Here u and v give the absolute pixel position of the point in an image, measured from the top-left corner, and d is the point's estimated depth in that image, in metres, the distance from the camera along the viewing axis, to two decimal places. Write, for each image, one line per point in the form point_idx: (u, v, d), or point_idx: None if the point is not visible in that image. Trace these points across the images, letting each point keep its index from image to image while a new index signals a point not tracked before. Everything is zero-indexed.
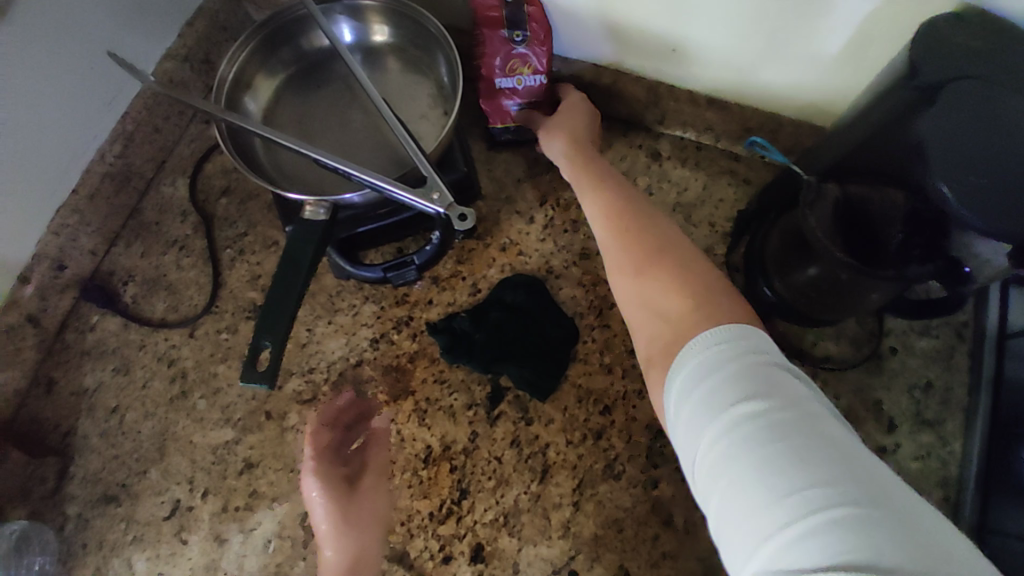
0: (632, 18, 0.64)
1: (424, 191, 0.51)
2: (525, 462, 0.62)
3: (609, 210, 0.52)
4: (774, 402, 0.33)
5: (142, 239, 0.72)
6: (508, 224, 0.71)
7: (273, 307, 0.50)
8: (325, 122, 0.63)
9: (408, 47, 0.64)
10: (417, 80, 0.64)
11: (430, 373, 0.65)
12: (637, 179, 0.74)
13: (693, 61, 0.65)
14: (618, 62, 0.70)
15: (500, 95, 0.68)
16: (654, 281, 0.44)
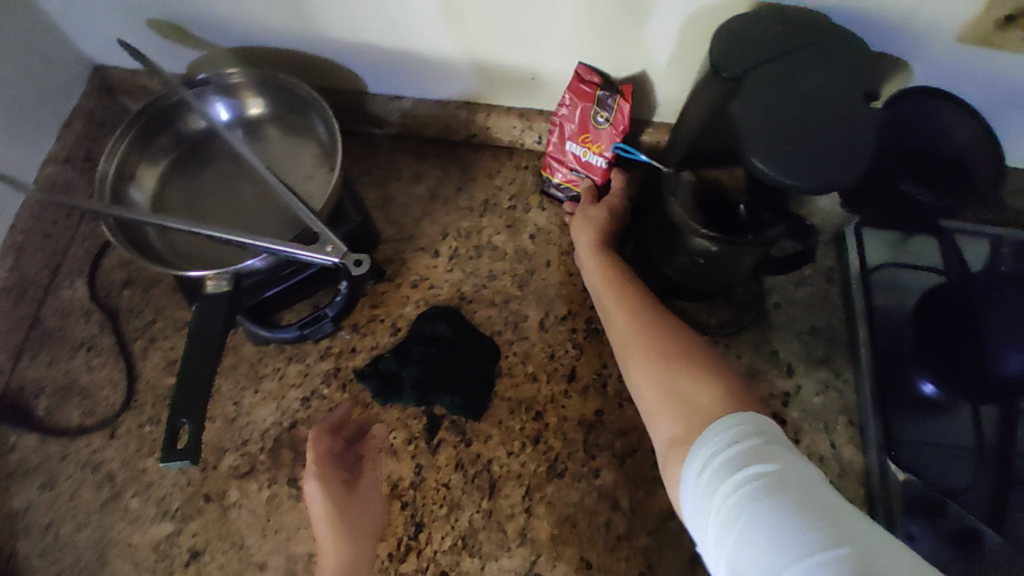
0: (486, 58, 0.70)
1: (319, 245, 0.54)
2: (473, 482, 0.65)
3: (635, 311, 0.60)
4: (769, 467, 0.39)
5: (47, 348, 0.70)
6: (415, 261, 0.75)
7: (188, 386, 0.51)
8: (215, 198, 0.65)
9: (285, 115, 0.68)
10: (300, 143, 0.67)
11: (366, 418, 0.67)
12: (528, 197, 0.79)
13: (550, 84, 0.72)
14: (487, 97, 0.75)
15: (563, 159, 0.72)
16: (681, 377, 0.52)
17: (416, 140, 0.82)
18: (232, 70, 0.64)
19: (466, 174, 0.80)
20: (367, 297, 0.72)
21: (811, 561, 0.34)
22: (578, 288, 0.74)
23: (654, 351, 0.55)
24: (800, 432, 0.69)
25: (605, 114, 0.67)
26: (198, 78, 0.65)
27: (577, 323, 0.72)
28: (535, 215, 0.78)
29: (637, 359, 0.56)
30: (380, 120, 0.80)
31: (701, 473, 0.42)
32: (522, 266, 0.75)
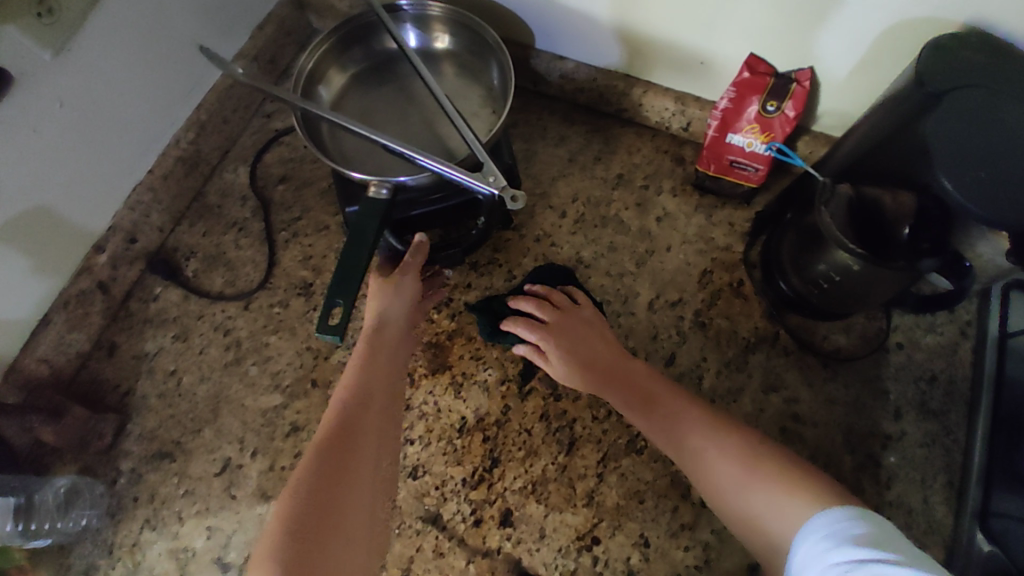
0: (662, 35, 0.70)
1: (482, 175, 0.56)
2: (554, 435, 0.67)
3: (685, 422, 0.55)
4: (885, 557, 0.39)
5: (205, 220, 0.78)
6: (542, 218, 0.77)
7: (342, 274, 0.55)
8: (384, 116, 0.69)
9: (464, 55, 0.71)
10: (471, 84, 0.70)
11: (466, 349, 0.70)
12: (662, 181, 0.78)
13: (719, 72, 0.71)
14: (650, 74, 0.76)
15: (726, 150, 0.71)
16: (762, 496, 0.48)
17: (566, 104, 0.84)
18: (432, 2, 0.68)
19: (607, 146, 0.81)
20: (491, 240, 0.75)
21: None
22: (693, 279, 0.74)
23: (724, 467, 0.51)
24: (894, 478, 0.67)
25: (775, 102, 0.66)
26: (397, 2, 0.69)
27: (686, 312, 0.72)
28: (666, 200, 0.78)
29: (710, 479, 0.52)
30: (537, 78, 0.82)
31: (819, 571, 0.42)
32: (643, 245, 0.75)
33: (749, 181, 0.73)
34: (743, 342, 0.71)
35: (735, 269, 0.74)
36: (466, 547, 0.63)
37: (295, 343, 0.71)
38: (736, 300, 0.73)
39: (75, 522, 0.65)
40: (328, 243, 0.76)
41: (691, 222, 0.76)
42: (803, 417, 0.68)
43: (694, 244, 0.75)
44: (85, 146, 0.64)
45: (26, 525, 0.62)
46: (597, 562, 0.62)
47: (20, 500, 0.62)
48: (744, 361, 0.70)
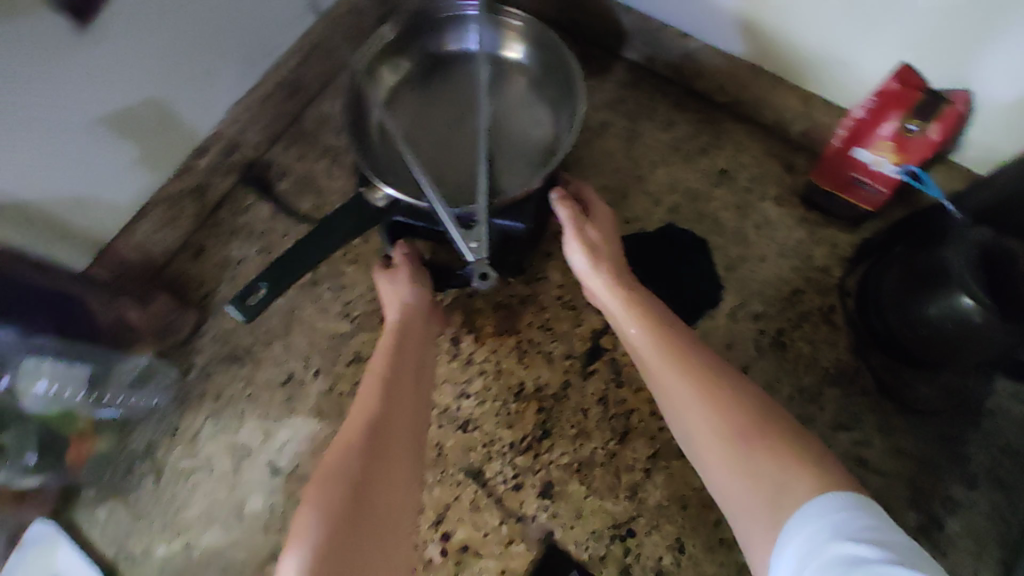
0: (808, 27, 0.65)
1: (468, 234, 0.56)
2: (609, 421, 0.66)
3: (678, 357, 0.53)
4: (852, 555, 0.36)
5: (300, 145, 0.79)
6: (634, 202, 0.74)
7: (285, 265, 0.60)
8: (438, 133, 0.69)
9: (541, 76, 0.71)
10: (538, 108, 0.70)
11: (537, 318, 0.70)
12: (768, 187, 0.74)
13: (853, 76, 0.66)
14: (777, 68, 0.71)
15: (850, 167, 0.67)
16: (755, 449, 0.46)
17: (677, 88, 0.79)
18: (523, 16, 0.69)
19: (717, 140, 0.76)
20: None
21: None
22: (781, 294, 0.70)
23: (710, 415, 0.49)
24: (950, 544, 0.62)
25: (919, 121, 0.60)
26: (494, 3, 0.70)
27: (766, 326, 0.69)
28: (769, 208, 0.74)
29: (699, 434, 0.50)
30: (654, 54, 0.77)
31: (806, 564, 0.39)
32: (736, 249, 0.72)
33: (865, 203, 0.69)
34: (822, 372, 0.67)
35: (828, 294, 0.70)
36: (503, 508, 0.64)
37: (370, 279, 0.73)
38: (822, 326, 0.69)
39: (145, 401, 0.68)
40: None
41: (791, 236, 0.72)
42: (870, 462, 0.65)
43: (788, 260, 0.72)
44: (197, 48, 0.65)
45: (99, 394, 0.63)
46: (628, 554, 0.62)
47: (86, 372, 0.61)
48: (818, 391, 0.67)
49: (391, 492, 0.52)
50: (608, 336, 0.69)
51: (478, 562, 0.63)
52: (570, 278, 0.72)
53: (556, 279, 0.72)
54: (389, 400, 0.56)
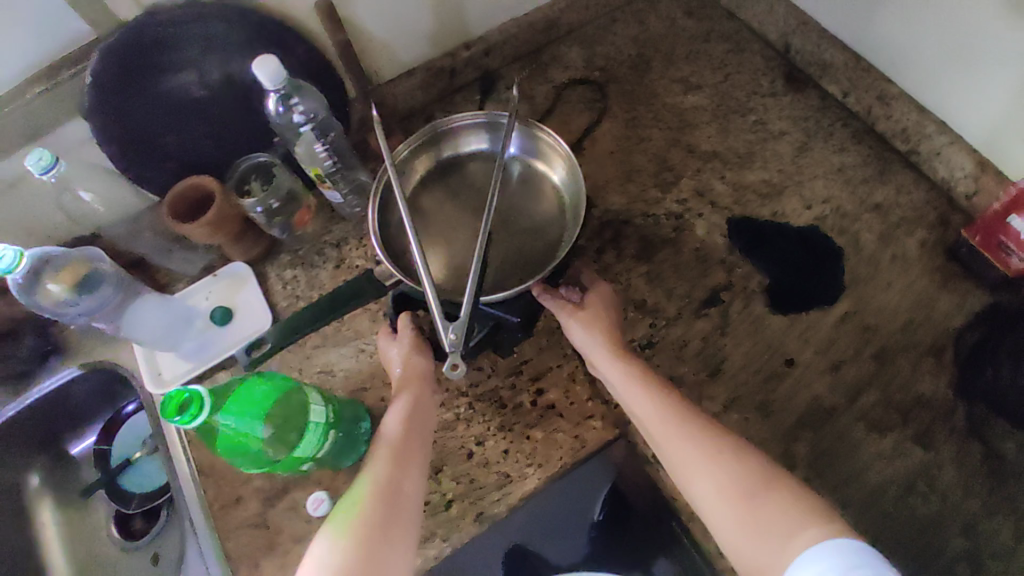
0: (988, 90, 0.74)
1: (449, 325, 0.61)
2: (704, 356, 0.76)
3: (677, 434, 0.61)
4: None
5: (532, 68, 0.96)
6: (788, 200, 0.84)
7: (295, 327, 0.73)
8: (453, 223, 0.80)
9: (564, 191, 0.79)
10: (551, 220, 0.79)
11: (672, 258, 0.82)
12: (916, 229, 0.81)
13: (1016, 145, 0.74)
14: (949, 120, 0.80)
15: (1000, 229, 0.73)
16: (758, 505, 0.54)
17: (858, 125, 0.89)
18: (560, 143, 0.78)
19: (881, 176, 0.85)
20: (737, 194, 0.85)
21: None
22: (899, 318, 0.76)
23: (714, 480, 0.57)
24: None
25: None
26: (532, 123, 0.80)
27: (873, 338, 0.75)
28: (911, 245, 0.80)
29: (707, 499, 0.57)
30: (851, 90, 0.88)
31: None
32: (868, 268, 0.79)
33: (1004, 266, 0.75)
34: (913, 394, 0.73)
35: (944, 333, 0.75)
36: (593, 387, 0.75)
37: None
38: (928, 358, 0.74)
39: (351, 208, 0.84)
40: (608, 129, 0.92)
41: (924, 274, 0.79)
42: (934, 484, 0.70)
43: (914, 293, 0.78)
44: None
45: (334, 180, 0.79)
46: None
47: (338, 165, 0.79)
48: (904, 407, 0.72)
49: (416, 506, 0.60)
50: (727, 293, 0.79)
51: (558, 420, 0.74)
52: (711, 237, 0.83)
53: (698, 234, 0.83)
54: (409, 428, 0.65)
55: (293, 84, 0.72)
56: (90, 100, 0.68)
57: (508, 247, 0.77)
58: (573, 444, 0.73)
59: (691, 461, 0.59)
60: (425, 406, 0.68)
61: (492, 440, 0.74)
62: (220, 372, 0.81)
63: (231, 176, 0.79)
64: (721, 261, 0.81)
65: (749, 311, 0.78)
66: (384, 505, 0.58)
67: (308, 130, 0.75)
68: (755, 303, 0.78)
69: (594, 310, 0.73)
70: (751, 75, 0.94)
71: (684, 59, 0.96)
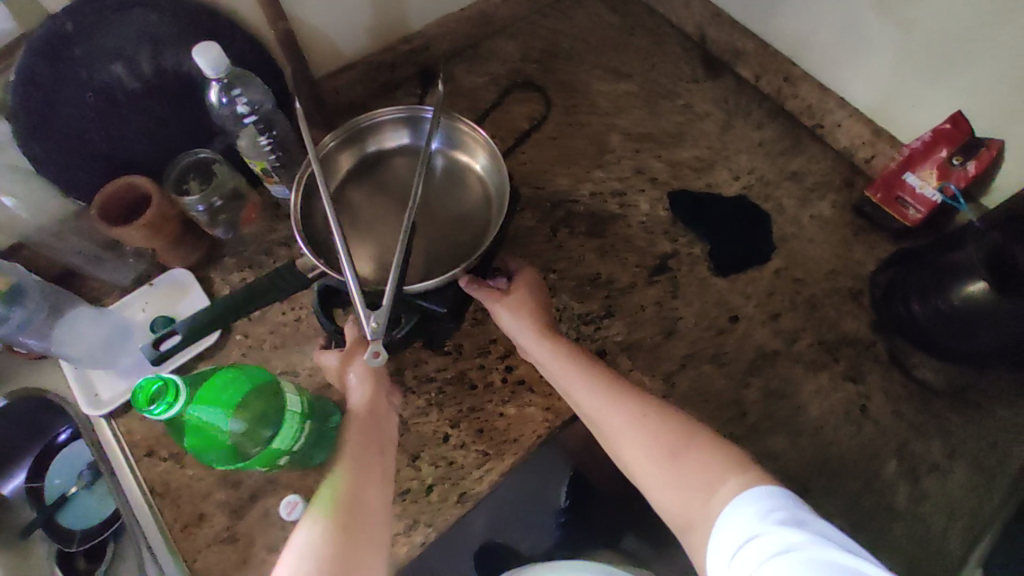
0: (877, 66, 0.85)
1: (371, 313, 0.60)
2: (661, 319, 0.81)
3: (608, 409, 0.63)
4: (773, 528, 0.49)
5: (470, 61, 0.98)
6: (718, 173, 0.91)
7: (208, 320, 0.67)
8: (383, 214, 0.78)
9: (489, 183, 0.80)
10: (477, 212, 0.79)
11: (621, 232, 0.86)
12: (828, 191, 0.91)
13: (904, 112, 0.85)
14: (847, 94, 0.90)
15: (900, 187, 0.83)
16: (683, 465, 0.58)
17: (771, 105, 0.98)
18: (482, 135, 0.79)
19: (794, 147, 0.94)
20: (672, 170, 0.91)
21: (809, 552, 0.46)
22: (823, 270, 0.85)
23: (643, 447, 0.60)
24: (922, 495, 0.75)
25: (960, 158, 0.76)
26: (456, 117, 0.80)
27: (803, 289, 0.83)
28: (825, 206, 0.90)
29: (638, 467, 0.60)
30: (761, 73, 0.97)
31: (737, 533, 0.51)
32: (792, 228, 0.87)
33: (904, 219, 0.85)
34: (843, 336, 0.81)
35: (860, 280, 0.85)
36: None
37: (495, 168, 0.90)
38: (851, 302, 0.83)
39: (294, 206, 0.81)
40: (548, 117, 0.95)
41: (839, 230, 0.88)
42: (869, 413, 0.78)
43: (833, 248, 0.87)
44: None
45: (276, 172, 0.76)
46: None
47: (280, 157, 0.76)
48: (836, 347, 0.80)
49: (382, 520, 0.58)
50: (674, 261, 0.84)
51: (530, 394, 0.75)
52: (655, 211, 0.88)
53: (642, 209, 0.88)
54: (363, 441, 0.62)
55: (234, 74, 0.71)
56: (16, 93, 0.64)
57: (436, 239, 0.77)
58: (547, 416, 0.74)
59: (623, 432, 0.62)
60: (382, 420, 0.65)
61: (466, 421, 0.73)
62: None
63: (169, 174, 0.75)
64: (665, 231, 0.87)
65: (695, 275, 0.83)
66: (348, 525, 0.56)
67: (253, 121, 0.73)
68: (700, 267, 0.84)
69: (520, 294, 0.73)
70: (673, 62, 1.01)
71: (612, 51, 1.02)
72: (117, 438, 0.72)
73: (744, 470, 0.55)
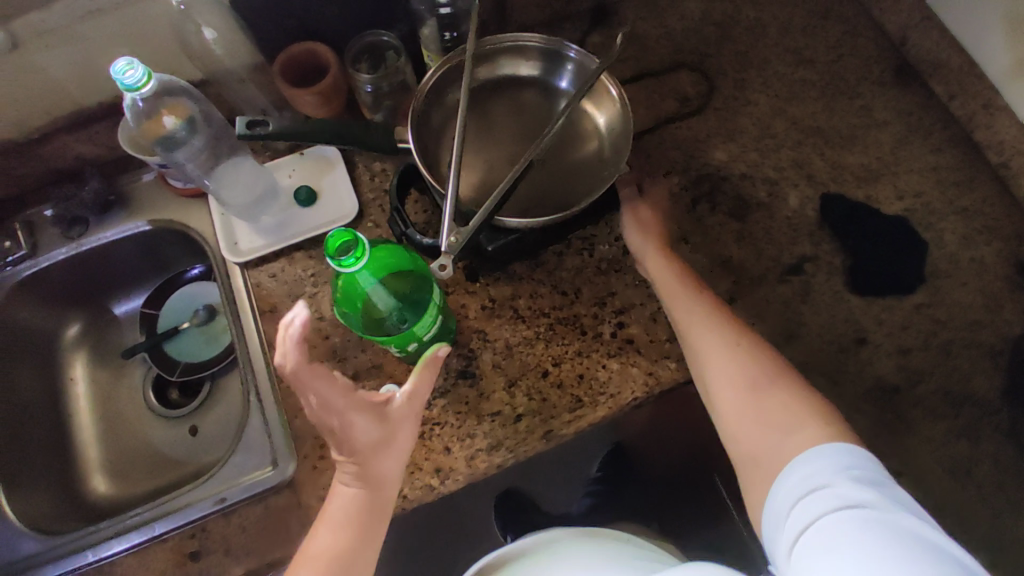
0: None
1: (456, 228, 0.59)
2: (784, 319, 0.78)
3: (719, 373, 0.64)
4: (851, 486, 0.49)
5: (648, 9, 0.94)
6: (879, 188, 0.86)
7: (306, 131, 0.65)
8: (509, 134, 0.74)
9: (606, 147, 0.73)
10: (582, 170, 0.73)
11: (763, 222, 0.83)
12: (995, 237, 0.84)
13: None
14: None
15: None
16: (765, 408, 0.60)
17: (957, 131, 0.90)
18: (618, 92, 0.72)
19: (970, 182, 0.87)
20: (831, 173, 0.86)
21: (885, 515, 0.46)
22: (967, 318, 0.79)
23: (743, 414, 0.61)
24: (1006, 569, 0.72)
25: None
26: (598, 66, 0.72)
27: (940, 330, 0.79)
28: (988, 251, 0.83)
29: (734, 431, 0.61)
30: (957, 93, 0.89)
31: (806, 485, 0.52)
32: (945, 265, 0.82)
33: None
34: (969, 388, 0.77)
35: (1005, 338, 0.79)
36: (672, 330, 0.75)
37: (651, 125, 0.88)
38: (989, 359, 0.78)
39: None
40: (715, 86, 0.91)
41: (996, 282, 0.82)
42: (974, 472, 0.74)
43: (984, 298, 0.81)
44: None
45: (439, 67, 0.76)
46: None
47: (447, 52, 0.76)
48: (959, 400, 0.76)
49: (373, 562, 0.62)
50: (811, 265, 0.81)
51: (636, 355, 0.74)
52: (803, 210, 0.84)
53: (791, 204, 0.84)
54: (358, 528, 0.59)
55: None
56: None
57: (541, 178, 0.72)
58: (647, 380, 0.72)
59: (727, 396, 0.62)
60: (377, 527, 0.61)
61: (568, 363, 0.74)
62: (297, 252, 0.78)
63: (351, 47, 0.76)
64: (809, 234, 0.82)
65: (830, 285, 0.80)
66: None
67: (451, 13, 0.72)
68: (836, 279, 0.80)
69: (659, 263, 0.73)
70: (862, 59, 0.94)
71: (798, 32, 0.95)
72: (248, 291, 0.77)
73: (827, 424, 0.57)
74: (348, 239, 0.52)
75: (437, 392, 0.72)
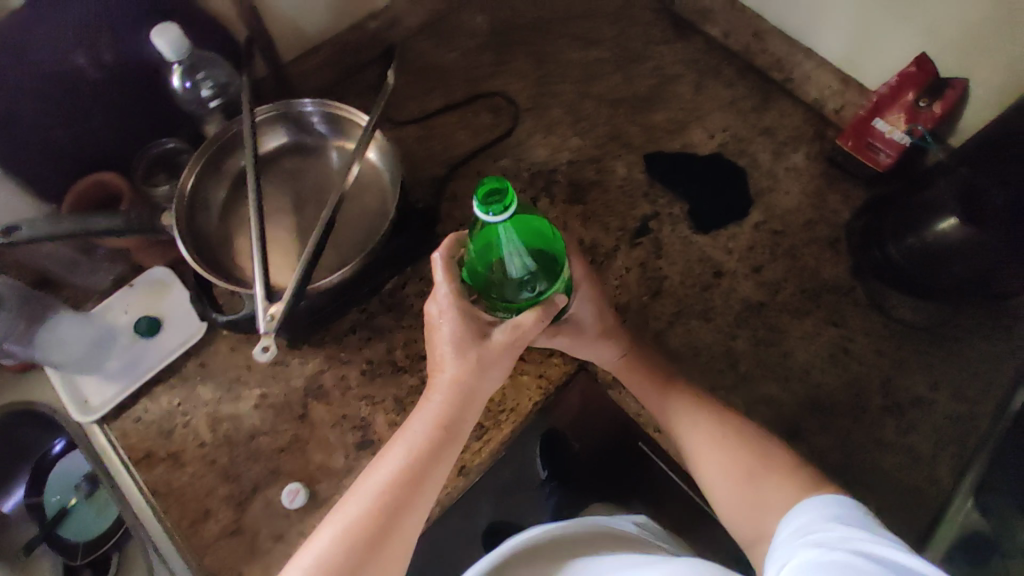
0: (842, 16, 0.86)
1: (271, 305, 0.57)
2: (646, 279, 0.81)
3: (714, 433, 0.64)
4: (835, 521, 0.49)
5: (438, 37, 0.97)
6: (692, 133, 0.92)
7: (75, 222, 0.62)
8: (313, 195, 0.71)
9: (387, 188, 0.71)
10: (373, 217, 0.71)
11: (601, 197, 0.87)
12: (802, 144, 0.91)
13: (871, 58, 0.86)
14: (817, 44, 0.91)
15: (869, 132, 0.84)
16: (763, 491, 0.58)
17: (741, 63, 0.97)
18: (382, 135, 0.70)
19: (766, 103, 0.94)
20: (646, 133, 0.92)
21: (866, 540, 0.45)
22: (800, 220, 0.86)
23: (729, 475, 0.61)
24: (909, 429, 0.77)
25: (926, 100, 0.78)
26: (358, 111, 0.69)
27: (783, 240, 0.85)
28: (799, 158, 0.90)
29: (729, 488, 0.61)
30: (729, 30, 0.97)
31: (795, 530, 0.51)
32: (767, 182, 0.89)
33: (876, 163, 0.85)
34: (822, 282, 0.83)
35: (836, 228, 0.86)
36: None
37: (474, 143, 0.90)
38: (831, 249, 0.84)
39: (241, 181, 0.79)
40: (521, 88, 0.95)
41: (814, 182, 0.89)
42: (852, 353, 0.80)
43: (809, 199, 0.88)
44: None
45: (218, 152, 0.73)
46: None
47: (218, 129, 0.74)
48: (817, 295, 0.82)
49: (397, 561, 0.52)
50: (655, 221, 0.85)
51: (521, 364, 0.75)
52: (632, 174, 0.89)
53: (620, 173, 0.89)
54: (394, 495, 0.52)
55: (196, 56, 0.69)
56: None
57: (345, 230, 0.71)
58: (540, 383, 0.74)
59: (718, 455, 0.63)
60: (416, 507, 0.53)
61: None
62: (155, 386, 0.74)
63: (140, 161, 0.75)
64: (645, 195, 0.87)
65: (678, 233, 0.84)
66: None
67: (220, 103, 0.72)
68: (681, 226, 0.85)
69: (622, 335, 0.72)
70: (644, 25, 1.01)
71: (580, 18, 1.01)
72: (115, 447, 0.72)
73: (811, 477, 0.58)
74: (495, 189, 0.44)
75: (341, 473, 0.70)
